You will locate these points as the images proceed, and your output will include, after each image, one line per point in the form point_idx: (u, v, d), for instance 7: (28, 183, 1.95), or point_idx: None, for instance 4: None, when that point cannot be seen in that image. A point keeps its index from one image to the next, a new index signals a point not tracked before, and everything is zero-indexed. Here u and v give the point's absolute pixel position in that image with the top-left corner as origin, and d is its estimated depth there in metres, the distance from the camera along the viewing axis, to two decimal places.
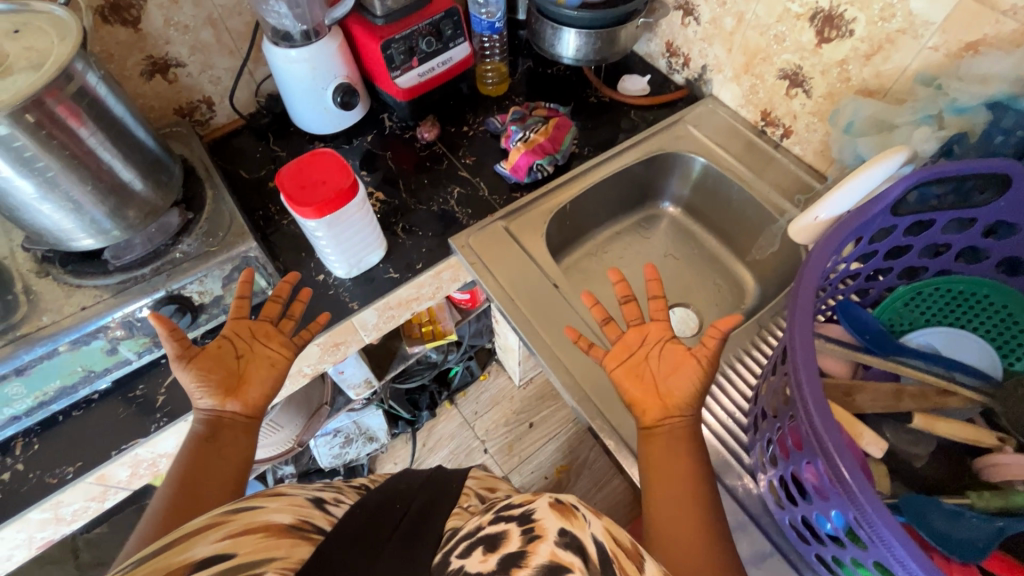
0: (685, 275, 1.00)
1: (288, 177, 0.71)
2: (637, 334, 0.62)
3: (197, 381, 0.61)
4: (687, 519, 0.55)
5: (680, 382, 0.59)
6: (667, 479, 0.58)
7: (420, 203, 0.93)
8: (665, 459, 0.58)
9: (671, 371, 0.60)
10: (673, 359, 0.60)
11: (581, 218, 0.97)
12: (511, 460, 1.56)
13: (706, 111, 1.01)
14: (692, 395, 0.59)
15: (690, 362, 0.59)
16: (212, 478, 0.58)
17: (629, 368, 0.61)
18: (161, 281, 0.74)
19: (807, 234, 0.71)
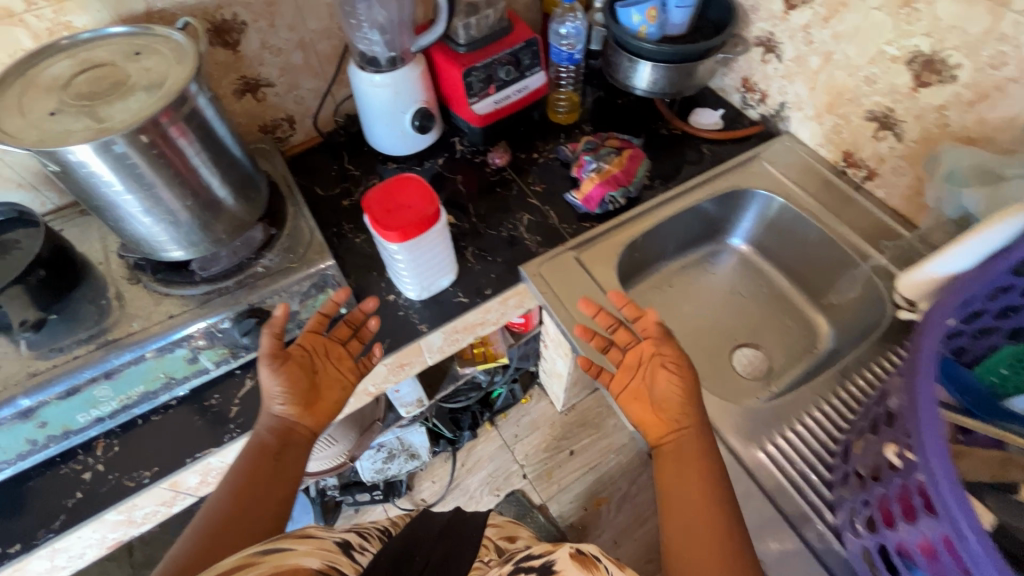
0: (756, 314, 0.97)
1: (374, 203, 0.72)
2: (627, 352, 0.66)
3: (282, 387, 0.63)
4: (701, 536, 0.53)
5: (665, 392, 0.62)
6: (681, 505, 0.56)
7: (490, 228, 0.93)
8: (679, 481, 0.58)
9: (655, 383, 0.63)
10: (653, 371, 0.64)
11: (648, 251, 0.96)
12: (549, 487, 1.53)
13: (783, 147, 0.99)
14: (682, 401, 0.61)
15: (664, 369, 0.62)
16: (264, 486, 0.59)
17: (632, 391, 0.66)
18: (244, 295, 0.76)
19: (915, 290, 0.70)
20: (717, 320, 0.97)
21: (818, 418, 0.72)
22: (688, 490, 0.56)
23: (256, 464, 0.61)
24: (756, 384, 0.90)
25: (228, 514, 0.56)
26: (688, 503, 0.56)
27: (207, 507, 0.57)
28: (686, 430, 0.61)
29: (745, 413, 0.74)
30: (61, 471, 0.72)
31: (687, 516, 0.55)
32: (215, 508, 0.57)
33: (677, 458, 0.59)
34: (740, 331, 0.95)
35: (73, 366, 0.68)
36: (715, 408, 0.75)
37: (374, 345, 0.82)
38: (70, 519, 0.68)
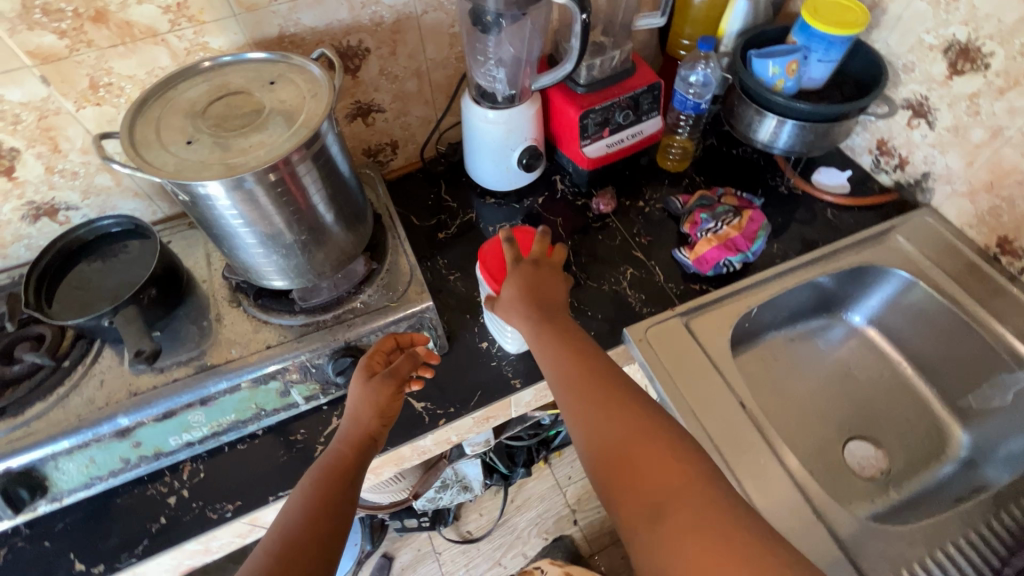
0: (873, 404, 0.88)
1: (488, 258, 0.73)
2: (504, 285, 0.68)
3: (370, 399, 0.65)
4: (620, 420, 0.54)
5: (552, 289, 0.67)
6: (625, 440, 0.53)
7: (590, 279, 0.88)
8: (604, 421, 0.55)
9: (546, 285, 0.67)
10: (546, 275, 0.68)
11: (758, 321, 0.89)
12: (601, 538, 1.46)
13: (922, 222, 0.90)
14: (558, 296, 0.67)
15: (557, 277, 0.69)
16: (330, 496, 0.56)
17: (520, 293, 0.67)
18: (342, 332, 0.73)
19: None
20: (827, 404, 0.88)
21: (968, 553, 0.62)
22: (620, 419, 0.55)
23: (326, 476, 0.58)
24: (871, 486, 0.81)
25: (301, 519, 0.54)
26: (600, 396, 0.57)
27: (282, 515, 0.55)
28: (586, 354, 0.61)
29: (880, 534, 0.64)
30: (147, 492, 0.71)
31: (631, 440, 0.53)
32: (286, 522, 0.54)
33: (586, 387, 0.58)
34: (855, 421, 0.87)
35: (173, 390, 0.68)
36: (845, 523, 0.65)
37: (463, 397, 0.78)
38: (153, 546, 0.67)
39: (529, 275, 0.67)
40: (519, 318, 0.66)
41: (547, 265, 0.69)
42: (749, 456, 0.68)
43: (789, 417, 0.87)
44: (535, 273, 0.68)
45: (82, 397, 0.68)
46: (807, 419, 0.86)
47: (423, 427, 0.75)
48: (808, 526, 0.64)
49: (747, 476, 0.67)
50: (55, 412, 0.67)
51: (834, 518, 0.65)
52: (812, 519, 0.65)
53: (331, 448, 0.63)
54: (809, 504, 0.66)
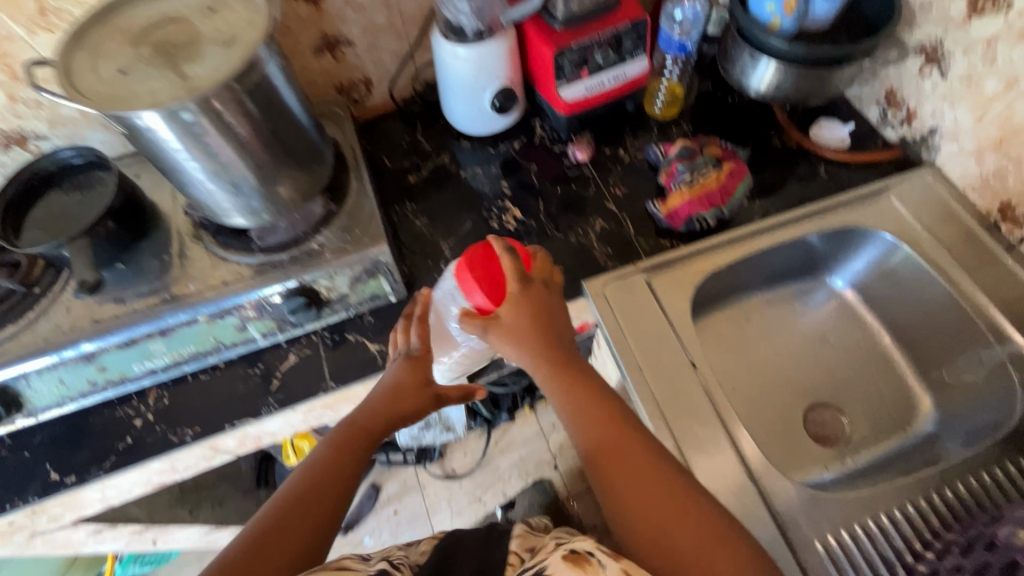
0: (842, 373, 0.85)
1: (475, 269, 0.64)
2: (506, 306, 0.63)
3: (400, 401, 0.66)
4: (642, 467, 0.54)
5: (557, 315, 0.65)
6: (627, 466, 0.54)
7: (558, 230, 0.86)
8: (613, 447, 0.55)
9: (552, 312, 0.64)
10: (552, 302, 0.66)
11: (732, 280, 0.86)
12: (579, 484, 1.50)
13: (921, 182, 0.83)
14: (561, 322, 0.65)
15: (559, 303, 0.67)
16: (340, 479, 0.59)
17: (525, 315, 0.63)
18: (296, 271, 0.74)
19: None
20: (794, 370, 0.86)
21: (902, 524, 0.61)
22: (634, 461, 0.54)
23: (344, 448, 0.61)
24: (825, 452, 0.80)
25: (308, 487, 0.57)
26: (626, 440, 0.56)
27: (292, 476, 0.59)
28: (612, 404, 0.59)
29: (820, 501, 0.63)
30: (116, 414, 0.76)
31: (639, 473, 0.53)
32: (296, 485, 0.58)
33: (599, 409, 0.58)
34: (822, 388, 0.84)
35: (133, 319, 0.70)
36: (780, 487, 0.64)
37: None
38: (119, 462, 0.72)
39: (535, 297, 0.64)
40: (520, 337, 0.62)
41: (553, 285, 0.68)
42: (689, 414, 0.68)
43: (751, 379, 0.85)
44: (543, 298, 0.65)
45: (49, 322, 0.71)
46: (769, 382, 0.85)
47: (374, 368, 0.77)
48: (742, 486, 0.64)
49: (684, 435, 0.67)
50: (24, 334, 0.70)
51: (768, 480, 0.64)
52: (746, 481, 0.64)
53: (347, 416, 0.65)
54: (745, 466, 0.65)
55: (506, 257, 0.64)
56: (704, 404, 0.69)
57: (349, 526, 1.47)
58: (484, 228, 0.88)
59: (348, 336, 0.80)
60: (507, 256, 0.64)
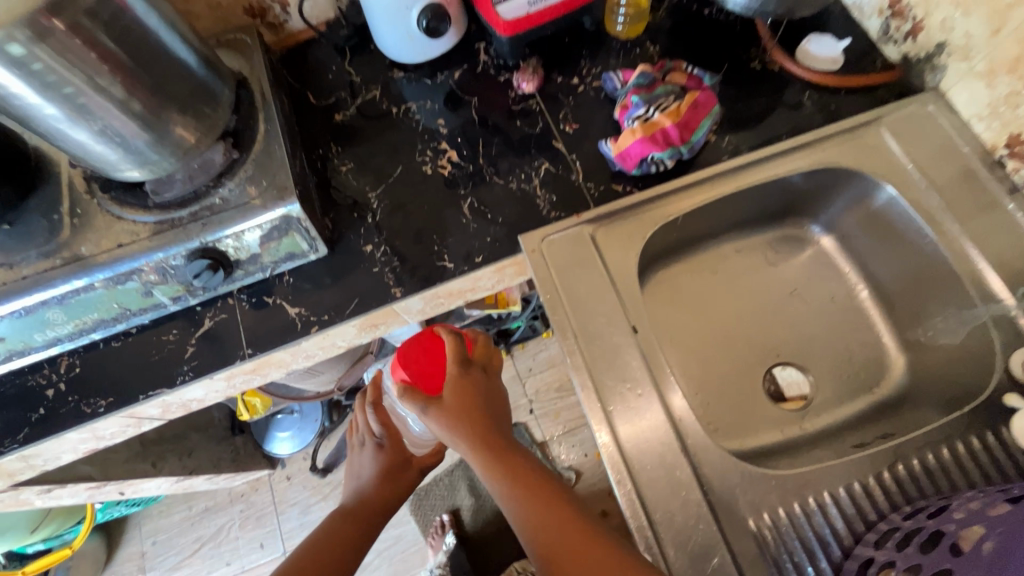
0: (813, 330, 0.77)
1: (411, 356, 0.66)
2: (446, 388, 0.65)
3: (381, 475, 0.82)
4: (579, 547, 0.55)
5: (496, 400, 0.68)
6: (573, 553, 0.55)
7: (498, 175, 0.76)
8: (557, 536, 0.56)
9: (490, 396, 0.68)
10: (489, 387, 0.68)
11: (693, 229, 0.77)
12: (555, 428, 1.49)
13: (920, 112, 0.71)
14: (501, 407, 0.68)
15: (496, 388, 0.70)
16: (333, 549, 0.73)
17: (460, 400, 0.65)
18: (196, 230, 0.66)
19: None
20: (758, 328, 0.78)
21: (845, 504, 0.57)
22: (569, 536, 0.56)
23: (343, 526, 0.77)
24: (784, 416, 0.74)
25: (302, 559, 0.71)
26: (557, 520, 0.57)
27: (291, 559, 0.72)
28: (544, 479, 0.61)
29: (757, 477, 0.58)
30: (28, 383, 0.72)
31: (573, 553, 0.55)
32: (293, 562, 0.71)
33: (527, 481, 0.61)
34: (789, 346, 0.77)
35: (20, 288, 0.64)
36: (715, 463, 0.59)
37: (340, 304, 0.73)
38: (33, 434, 0.70)
39: (473, 376, 0.67)
40: (460, 417, 0.64)
41: (492, 370, 0.72)
42: (625, 384, 0.63)
43: (710, 338, 0.78)
44: (477, 383, 0.67)
45: None
46: (729, 342, 0.78)
47: (295, 334, 0.72)
48: (676, 465, 0.59)
49: (617, 408, 0.62)
50: None
51: (702, 454, 0.60)
52: (681, 458, 0.59)
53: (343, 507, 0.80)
54: (680, 441, 0.60)
55: (450, 339, 0.68)
56: (643, 373, 0.63)
57: (327, 469, 1.49)
58: (417, 174, 0.79)
59: (267, 298, 0.75)
60: (451, 339, 0.68)
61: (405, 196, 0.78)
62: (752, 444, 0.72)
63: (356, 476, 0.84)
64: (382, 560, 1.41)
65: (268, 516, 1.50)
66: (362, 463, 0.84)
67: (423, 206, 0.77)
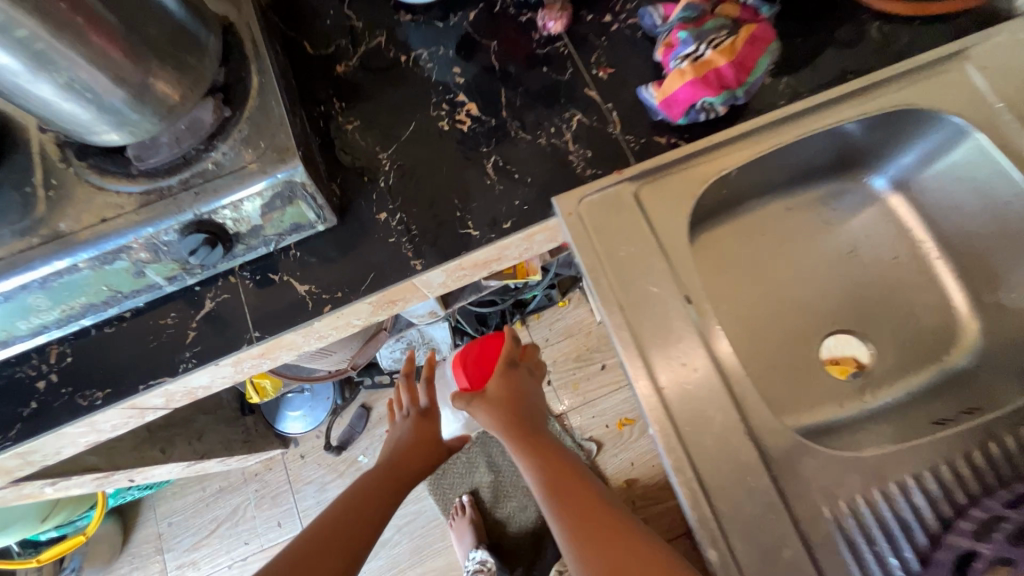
0: (873, 295, 0.71)
1: (467, 357, 0.94)
2: (493, 379, 0.75)
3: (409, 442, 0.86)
4: (596, 511, 0.59)
5: (533, 397, 0.75)
6: (589, 513, 0.59)
7: (524, 129, 0.68)
8: (574, 496, 0.61)
9: (528, 394, 0.75)
10: (527, 385, 0.76)
11: (743, 185, 0.69)
12: (574, 399, 1.44)
13: (1006, 44, 0.63)
14: (536, 404, 0.75)
15: (536, 390, 0.78)
16: (362, 506, 0.75)
17: (502, 390, 0.73)
18: (188, 201, 0.58)
19: None
20: (812, 294, 0.72)
21: (931, 492, 0.52)
22: (585, 500, 0.61)
23: (372, 485, 0.79)
24: (843, 389, 0.68)
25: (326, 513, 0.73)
26: (576, 488, 0.62)
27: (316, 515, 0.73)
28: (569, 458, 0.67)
29: (830, 463, 0.53)
30: (16, 375, 0.66)
31: (589, 514, 0.59)
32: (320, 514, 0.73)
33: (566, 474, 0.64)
34: (847, 313, 0.71)
35: None
36: (784, 448, 0.54)
37: (354, 279, 0.66)
38: (26, 431, 0.64)
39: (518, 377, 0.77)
40: (501, 401, 0.72)
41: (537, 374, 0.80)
42: (679, 362, 0.56)
43: (760, 305, 0.71)
44: (519, 379, 0.76)
45: None
46: (781, 310, 0.71)
47: (306, 314, 0.66)
48: (742, 452, 0.54)
49: (673, 389, 0.56)
50: None
51: (769, 439, 0.54)
52: (746, 444, 0.54)
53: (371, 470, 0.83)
54: (745, 425, 0.55)
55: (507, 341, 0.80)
56: (699, 349, 0.57)
57: (342, 446, 1.45)
58: (432, 132, 0.70)
59: (272, 275, 0.68)
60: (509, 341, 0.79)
61: (420, 157, 0.69)
62: (810, 420, 0.66)
63: (392, 440, 0.88)
64: (402, 536, 1.39)
65: (283, 494, 1.47)
66: (397, 430, 0.89)
67: (441, 167, 0.68)
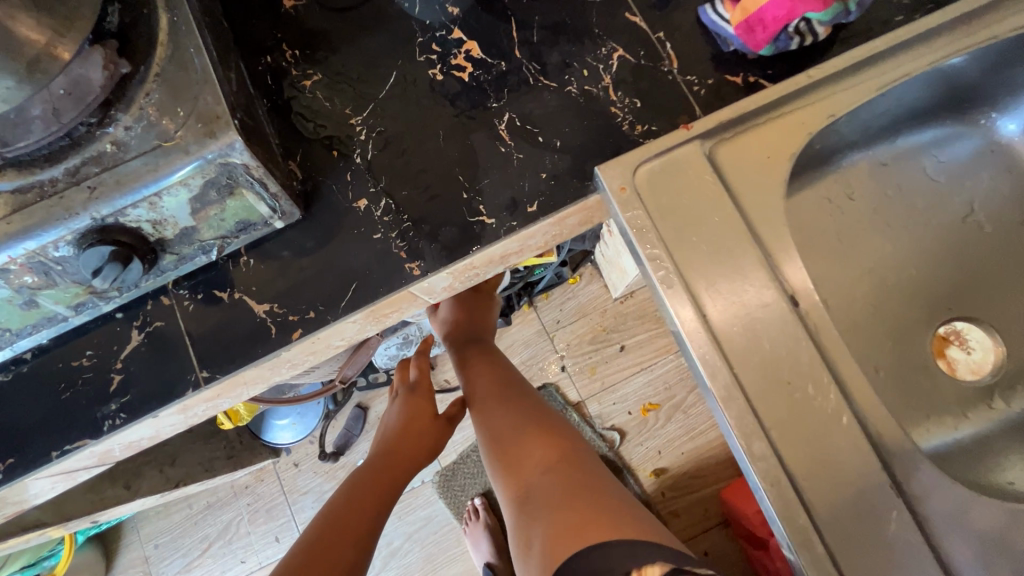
0: (993, 271, 0.56)
1: None
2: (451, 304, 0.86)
3: (402, 414, 0.81)
4: (542, 439, 0.68)
5: (488, 311, 0.88)
6: (536, 441, 0.67)
7: (547, 74, 0.50)
8: (519, 425, 0.70)
9: (485, 309, 0.87)
10: (482, 302, 0.88)
11: (835, 137, 0.52)
12: (592, 386, 1.23)
13: None
14: (491, 317, 0.88)
15: (490, 301, 0.89)
16: (367, 507, 0.69)
17: (466, 308, 0.86)
18: (80, 200, 0.40)
19: None
20: (918, 273, 0.56)
21: None
22: (530, 427, 0.69)
23: (371, 481, 0.72)
24: (960, 393, 0.54)
25: (335, 510, 0.68)
26: (521, 419, 0.70)
27: (304, 535, 0.66)
28: (515, 391, 0.75)
29: (996, 511, 0.41)
30: None
31: (536, 439, 0.68)
32: (316, 525, 0.66)
33: (502, 396, 0.74)
34: (960, 293, 0.56)
35: None
36: (930, 496, 0.41)
37: (331, 292, 0.49)
38: None
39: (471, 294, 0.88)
40: (458, 317, 0.85)
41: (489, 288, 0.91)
42: (779, 384, 0.42)
43: (854, 290, 0.56)
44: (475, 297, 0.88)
45: None
46: (880, 295, 0.56)
47: (269, 343, 0.49)
48: (881, 505, 0.41)
49: (784, 426, 0.42)
50: None
51: (903, 484, 0.42)
52: (888, 495, 0.41)
53: (370, 460, 0.76)
54: (885, 470, 0.42)
55: None
56: (805, 365, 0.42)
57: (338, 453, 1.31)
58: (420, 83, 0.52)
59: (218, 292, 0.51)
60: None
61: (407, 118, 0.51)
62: (929, 437, 0.52)
63: (385, 423, 0.82)
64: (413, 544, 1.26)
65: (279, 507, 1.34)
66: (389, 415, 0.83)
67: (437, 132, 0.51)
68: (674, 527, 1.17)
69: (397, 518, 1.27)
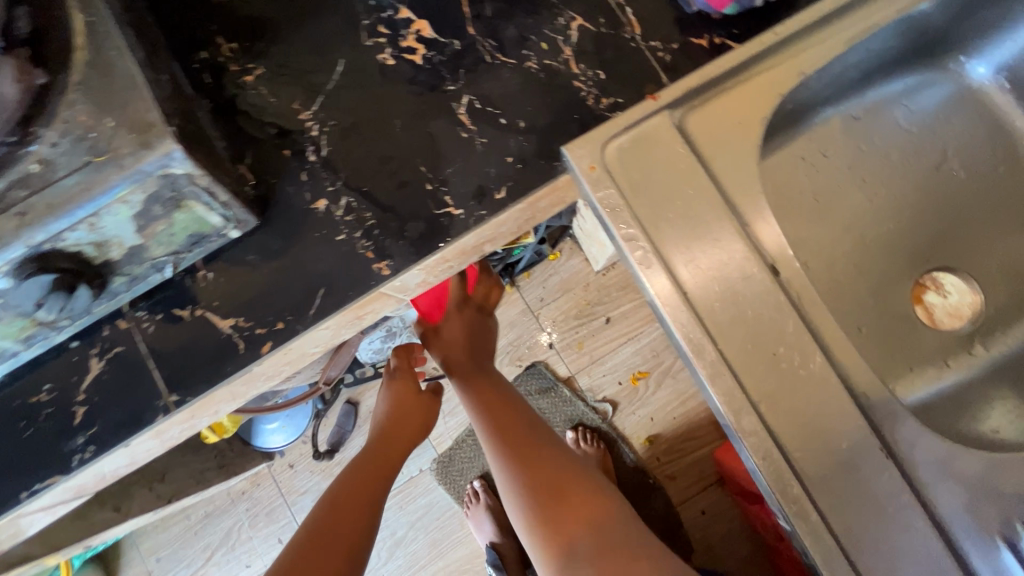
0: (967, 218, 0.56)
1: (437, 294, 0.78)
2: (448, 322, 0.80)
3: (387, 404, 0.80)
4: (579, 489, 0.67)
5: (485, 336, 0.85)
6: (573, 490, 0.67)
7: (504, 50, 0.48)
8: (552, 472, 0.68)
9: (482, 336, 0.84)
10: (479, 326, 0.84)
11: (807, 95, 0.51)
12: (580, 360, 1.23)
13: None
14: (488, 341, 0.86)
15: (486, 322, 0.86)
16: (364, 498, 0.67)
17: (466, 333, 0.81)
18: (8, 228, 0.36)
19: None
20: (896, 227, 0.56)
21: None
22: (565, 475, 0.68)
23: (367, 470, 0.70)
24: (943, 343, 0.54)
25: (332, 500, 0.66)
26: (553, 465, 0.68)
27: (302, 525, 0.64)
28: (539, 432, 0.73)
29: (983, 461, 0.42)
30: None
31: (573, 488, 0.67)
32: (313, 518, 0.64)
33: (529, 438, 0.71)
34: (937, 243, 0.56)
35: None
36: (916, 452, 0.42)
37: (299, 300, 0.47)
38: None
39: (468, 314, 0.83)
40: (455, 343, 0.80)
41: (485, 309, 0.88)
42: (764, 357, 0.42)
43: (833, 250, 0.55)
44: (472, 318, 0.83)
45: None
46: (859, 253, 0.55)
47: (239, 359, 0.47)
48: (870, 467, 0.41)
49: (773, 397, 0.41)
50: None
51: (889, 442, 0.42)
52: (878, 457, 0.41)
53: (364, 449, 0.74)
54: (873, 432, 0.42)
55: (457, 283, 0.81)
56: (789, 333, 0.42)
57: (332, 450, 1.30)
58: (371, 69, 0.49)
59: (178, 310, 0.48)
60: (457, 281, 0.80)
61: (361, 108, 0.48)
62: (913, 390, 0.53)
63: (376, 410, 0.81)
64: (417, 531, 1.27)
65: (279, 509, 1.33)
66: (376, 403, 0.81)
67: (393, 122, 0.48)
68: (671, 489, 1.19)
69: (399, 509, 1.27)
